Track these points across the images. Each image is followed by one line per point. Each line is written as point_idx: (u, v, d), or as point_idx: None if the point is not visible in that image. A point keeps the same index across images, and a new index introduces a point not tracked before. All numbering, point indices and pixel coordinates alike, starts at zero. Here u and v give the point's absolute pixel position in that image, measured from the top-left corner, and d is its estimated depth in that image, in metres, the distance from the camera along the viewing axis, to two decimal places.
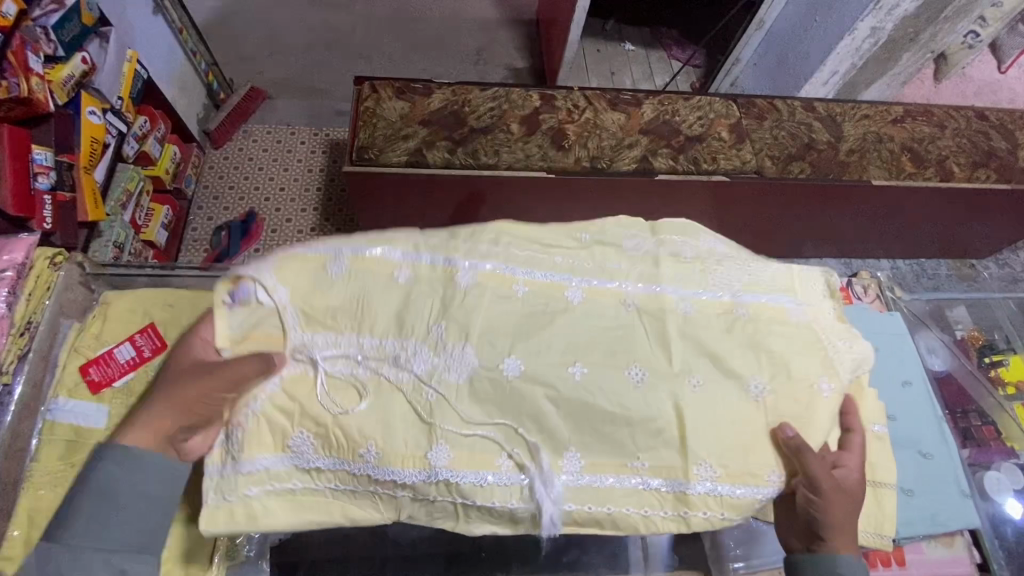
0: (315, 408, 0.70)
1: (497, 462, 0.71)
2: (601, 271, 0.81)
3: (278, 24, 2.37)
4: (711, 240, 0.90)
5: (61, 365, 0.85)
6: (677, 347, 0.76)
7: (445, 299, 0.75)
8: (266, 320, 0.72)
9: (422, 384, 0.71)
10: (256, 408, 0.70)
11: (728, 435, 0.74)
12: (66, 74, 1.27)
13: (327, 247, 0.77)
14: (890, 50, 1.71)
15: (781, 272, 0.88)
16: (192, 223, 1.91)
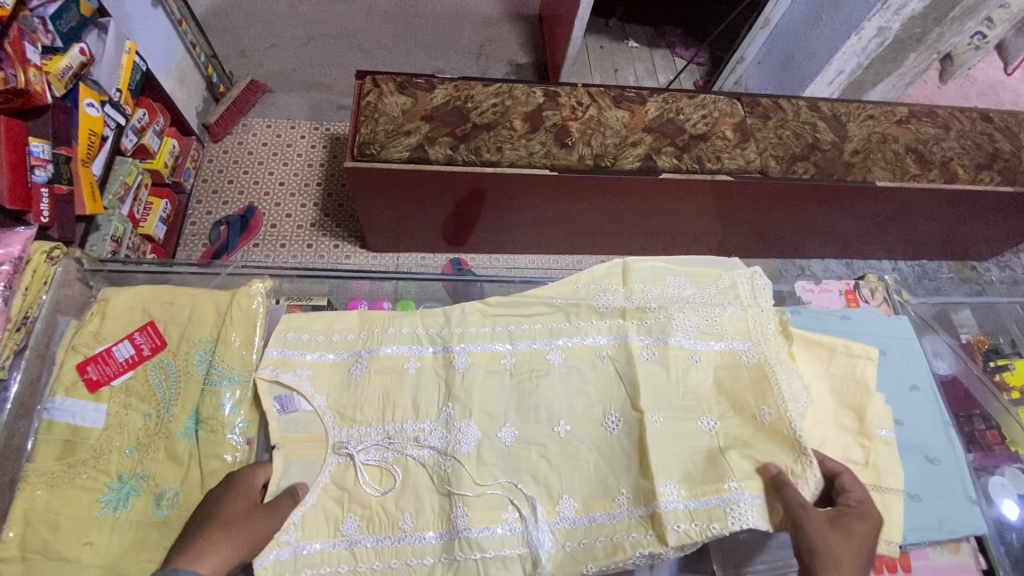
0: (362, 493, 0.74)
1: (505, 516, 0.73)
2: (575, 329, 0.86)
3: (278, 17, 2.35)
4: (677, 281, 0.91)
5: (57, 366, 0.73)
6: (643, 394, 0.79)
7: (450, 386, 0.81)
8: (297, 399, 0.78)
9: (438, 457, 0.76)
10: (313, 500, 0.73)
11: (705, 471, 0.74)
12: (64, 65, 1.26)
13: (345, 350, 0.83)
14: (897, 51, 1.69)
15: (760, 311, 0.88)
16: (191, 217, 1.89)
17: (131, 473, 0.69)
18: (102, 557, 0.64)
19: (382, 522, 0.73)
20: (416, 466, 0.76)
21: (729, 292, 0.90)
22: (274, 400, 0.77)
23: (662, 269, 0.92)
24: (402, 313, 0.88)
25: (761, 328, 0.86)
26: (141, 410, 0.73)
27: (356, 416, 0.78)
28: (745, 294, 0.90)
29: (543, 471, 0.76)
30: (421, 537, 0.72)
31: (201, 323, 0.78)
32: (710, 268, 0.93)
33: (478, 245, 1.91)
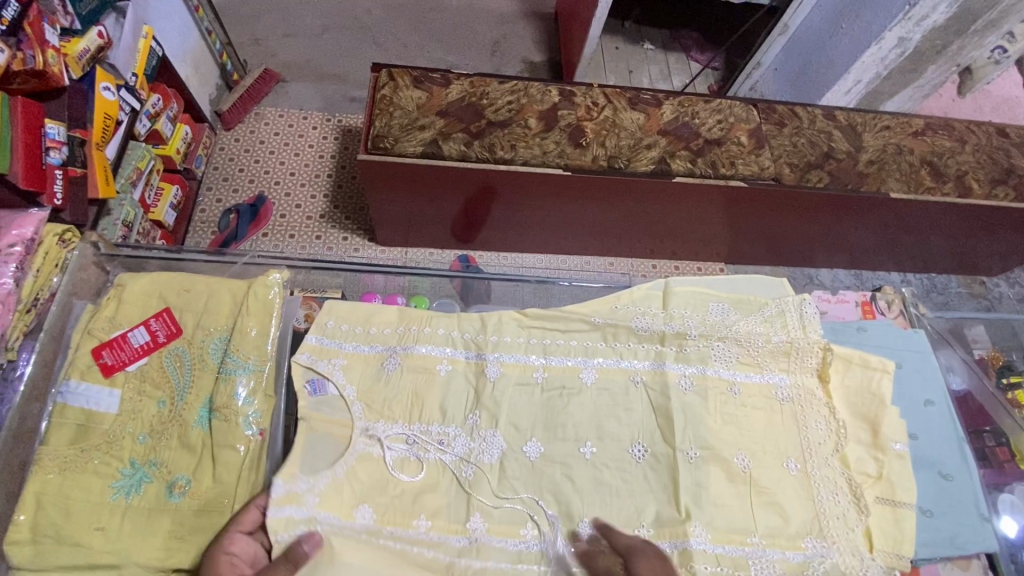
0: (382, 485, 0.75)
1: (524, 531, 0.74)
2: (611, 350, 0.88)
3: (294, 6, 2.34)
4: (720, 307, 0.91)
5: (72, 350, 0.73)
6: (678, 429, 0.82)
7: (479, 394, 0.82)
8: (326, 386, 0.79)
9: (461, 462, 0.78)
10: (341, 472, 0.74)
11: (739, 514, 0.77)
12: (83, 48, 1.26)
13: (380, 345, 0.84)
14: (916, 62, 1.68)
15: (807, 340, 0.88)
16: (200, 204, 1.89)
17: (144, 460, 0.69)
18: (113, 543, 0.63)
19: (400, 514, 0.73)
20: (438, 469, 0.77)
21: (774, 319, 0.90)
22: (306, 383, 0.79)
23: (705, 293, 0.91)
24: (436, 313, 0.88)
25: (800, 363, 0.88)
26: (155, 396, 0.72)
27: (383, 409, 0.79)
28: (792, 323, 0.90)
29: (566, 491, 0.77)
30: (438, 540, 0.72)
31: (217, 311, 0.77)
32: (755, 295, 0.93)
33: (487, 242, 1.91)
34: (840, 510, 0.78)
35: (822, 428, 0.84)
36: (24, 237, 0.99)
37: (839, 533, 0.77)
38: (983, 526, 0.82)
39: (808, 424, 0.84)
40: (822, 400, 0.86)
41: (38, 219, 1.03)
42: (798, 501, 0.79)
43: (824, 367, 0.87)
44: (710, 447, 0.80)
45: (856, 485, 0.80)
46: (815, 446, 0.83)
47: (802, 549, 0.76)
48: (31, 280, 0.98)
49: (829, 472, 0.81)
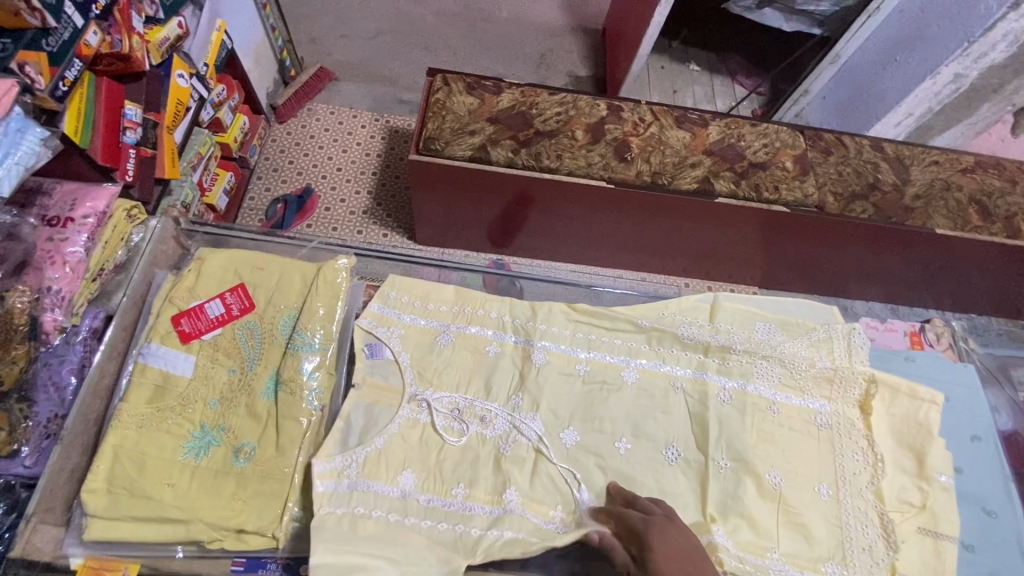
0: (422, 455, 0.78)
1: (554, 513, 0.76)
2: (655, 353, 0.89)
3: (351, 9, 2.43)
4: (766, 326, 0.92)
5: (152, 316, 0.78)
6: (713, 438, 0.82)
7: (523, 378, 0.85)
8: (382, 349, 0.84)
9: (500, 440, 0.80)
10: (380, 445, 0.77)
11: (764, 529, 0.77)
12: (163, 36, 1.32)
13: (435, 320, 0.88)
14: (970, 99, 1.67)
15: (851, 370, 0.88)
16: (251, 192, 1.96)
17: (213, 424, 0.72)
18: (180, 499, 0.67)
19: (439, 483, 0.76)
20: (477, 441, 0.80)
21: (821, 344, 0.91)
22: (365, 346, 0.83)
23: (752, 313, 0.94)
24: (489, 296, 0.92)
25: (843, 393, 0.86)
26: (226, 364, 0.76)
27: (432, 377, 0.83)
28: (839, 349, 0.91)
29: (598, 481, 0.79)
30: (471, 506, 0.74)
31: (288, 290, 0.81)
32: (802, 320, 0.94)
33: (522, 248, 1.94)
34: (864, 542, 0.77)
35: (858, 460, 0.82)
36: (97, 210, 1.04)
37: (861, 565, 0.75)
38: None
39: (847, 440, 0.84)
40: (863, 431, 0.84)
41: (109, 193, 1.08)
42: (824, 525, 0.78)
43: (866, 399, 0.86)
44: (742, 459, 0.81)
45: (888, 519, 0.78)
46: (849, 475, 0.81)
47: (821, 572, 0.75)
48: (99, 251, 1.03)
49: (860, 504, 0.79)
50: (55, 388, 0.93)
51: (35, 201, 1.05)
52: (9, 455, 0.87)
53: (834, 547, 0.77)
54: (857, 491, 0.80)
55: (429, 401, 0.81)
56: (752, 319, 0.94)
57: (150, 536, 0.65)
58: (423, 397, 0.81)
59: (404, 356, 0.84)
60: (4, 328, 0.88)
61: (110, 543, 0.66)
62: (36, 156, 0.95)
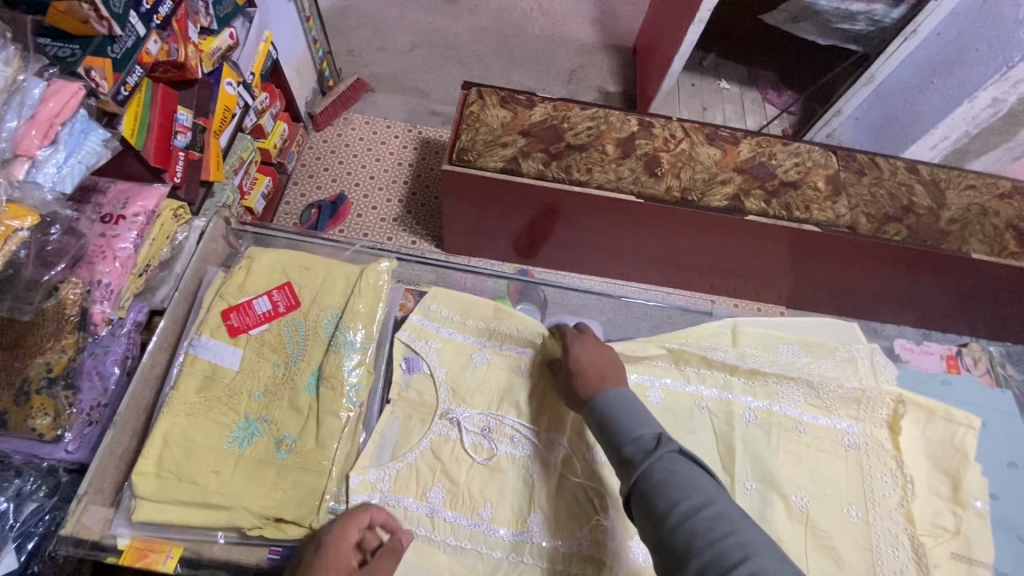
0: (454, 468, 0.79)
1: (576, 536, 0.76)
2: (681, 373, 0.89)
3: (389, 23, 2.50)
4: (789, 349, 0.92)
5: (203, 309, 0.81)
6: (738, 460, 0.82)
7: (551, 397, 0.85)
8: (420, 362, 0.86)
9: (528, 460, 0.81)
10: (411, 461, 0.79)
11: (792, 549, 0.76)
12: (216, 46, 1.39)
13: (474, 336, 0.90)
14: (1010, 124, 1.64)
15: (876, 388, 0.86)
16: (287, 197, 2.03)
17: (257, 415, 0.75)
18: (224, 486, 0.70)
19: (465, 502, 0.78)
20: (507, 461, 0.81)
21: (847, 364, 0.90)
22: (403, 359, 0.86)
23: (774, 336, 0.93)
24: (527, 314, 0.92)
25: (871, 413, 0.85)
26: (270, 359, 0.79)
27: (466, 393, 0.85)
28: (864, 369, 0.90)
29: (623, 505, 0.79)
30: (495, 529, 0.76)
31: (331, 290, 0.84)
32: (824, 339, 0.93)
33: (547, 260, 1.95)
34: (896, 565, 0.76)
35: (887, 481, 0.81)
36: (147, 209, 1.09)
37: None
38: None
39: (878, 466, 0.82)
40: (892, 452, 0.83)
41: (160, 193, 1.13)
42: (854, 549, 0.77)
43: (895, 420, 0.85)
44: (768, 480, 0.81)
45: (919, 542, 0.76)
46: (878, 497, 0.80)
47: None
48: (147, 248, 1.09)
49: (890, 527, 0.78)
50: (100, 377, 0.99)
51: (93, 199, 1.11)
52: (53, 439, 0.92)
53: (865, 568, 0.76)
54: (889, 514, 0.79)
55: (461, 417, 0.83)
56: (775, 342, 0.93)
57: (195, 521, 0.68)
58: (455, 414, 0.83)
59: (440, 370, 0.86)
60: (57, 317, 0.92)
61: (156, 525, 0.68)
62: (99, 156, 0.98)
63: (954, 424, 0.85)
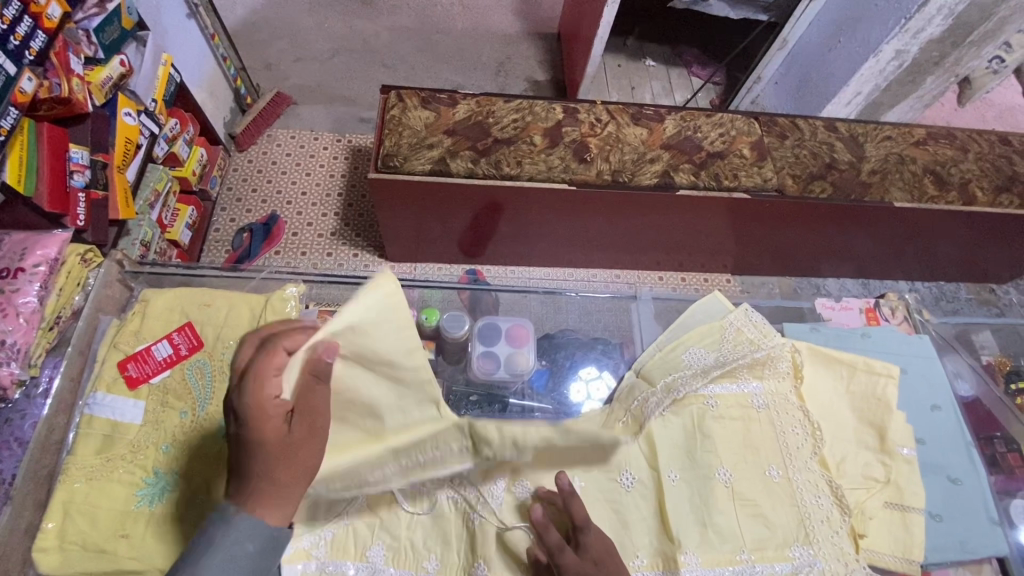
0: (393, 522, 0.79)
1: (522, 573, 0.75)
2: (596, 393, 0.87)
3: (305, 32, 2.42)
4: (694, 353, 0.90)
5: (98, 363, 0.77)
6: (660, 452, 0.81)
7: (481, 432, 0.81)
8: None
9: (468, 508, 0.79)
10: (346, 522, 0.78)
11: (726, 529, 0.77)
12: (105, 75, 1.30)
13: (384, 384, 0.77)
14: (915, 73, 1.71)
15: (775, 346, 0.90)
16: (215, 224, 1.94)
17: (167, 469, 0.70)
18: (136, 550, 0.65)
19: (408, 558, 0.77)
20: (448, 507, 0.79)
21: (741, 338, 0.91)
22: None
23: (674, 348, 0.91)
24: None
25: (773, 370, 0.88)
26: (177, 407, 0.74)
27: None
28: (753, 333, 0.91)
29: None
30: None
31: (236, 325, 0.80)
32: (711, 325, 0.93)
33: (493, 257, 1.94)
34: (825, 518, 0.77)
35: (799, 433, 0.84)
36: (48, 257, 1.01)
37: (824, 538, 0.76)
38: (992, 530, 0.82)
39: (790, 422, 0.85)
40: (796, 404, 0.86)
41: (61, 239, 1.05)
42: (782, 510, 0.78)
43: (795, 370, 0.89)
44: (691, 467, 0.81)
45: (837, 486, 0.79)
46: (793, 450, 0.82)
47: (789, 559, 0.75)
48: (54, 299, 0.99)
49: (809, 477, 0.80)
50: (18, 445, 0.84)
51: None
52: None
53: (798, 529, 0.77)
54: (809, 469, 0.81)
55: None
56: (677, 349, 0.91)
57: None
58: None
59: None
60: None
61: None
62: None
63: (871, 375, 0.89)
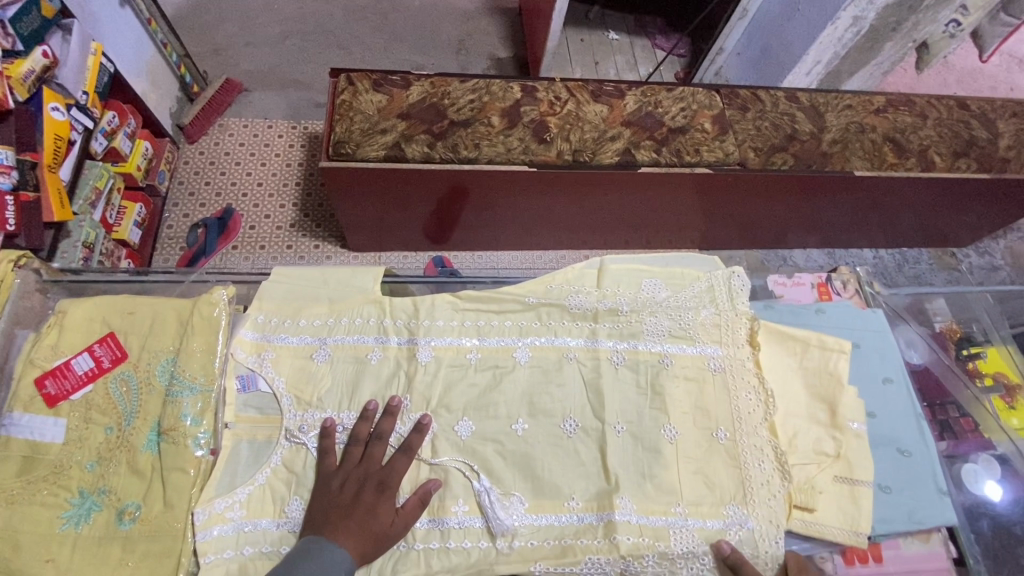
0: (308, 476, 0.73)
1: (454, 509, 0.73)
2: (545, 328, 0.85)
3: (253, 13, 2.30)
4: (653, 283, 0.91)
5: (14, 381, 0.72)
6: (608, 405, 0.80)
7: (414, 380, 0.79)
8: (255, 373, 0.78)
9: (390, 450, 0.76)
10: (262, 481, 0.72)
11: (669, 479, 0.77)
12: (27, 68, 1.21)
13: (310, 335, 0.82)
14: (873, 40, 1.71)
15: (734, 313, 0.89)
16: (168, 220, 1.86)
17: (92, 488, 0.68)
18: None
19: None
20: None
21: (704, 294, 0.91)
22: (235, 378, 0.78)
23: (639, 270, 0.92)
24: (358, 303, 0.85)
25: (732, 336, 0.87)
26: (102, 423, 0.71)
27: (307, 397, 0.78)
28: (721, 297, 0.90)
29: (497, 467, 0.76)
30: None
31: (162, 332, 0.76)
32: (687, 270, 0.93)
33: (459, 243, 1.90)
34: (764, 479, 0.78)
35: (752, 398, 0.83)
36: None
37: (761, 501, 0.77)
38: (941, 499, 0.83)
39: (739, 388, 0.84)
40: (753, 369, 0.85)
41: None
42: (725, 471, 0.79)
43: (753, 336, 0.87)
44: (638, 421, 0.80)
45: (782, 451, 0.80)
46: (744, 415, 0.82)
47: (722, 517, 0.76)
48: None
49: (755, 442, 0.81)
50: None
51: None
52: None
53: (736, 488, 0.78)
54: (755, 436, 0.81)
55: (292, 422, 0.76)
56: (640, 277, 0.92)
57: None
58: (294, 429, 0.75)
59: (280, 380, 0.78)
60: None
61: None
62: None
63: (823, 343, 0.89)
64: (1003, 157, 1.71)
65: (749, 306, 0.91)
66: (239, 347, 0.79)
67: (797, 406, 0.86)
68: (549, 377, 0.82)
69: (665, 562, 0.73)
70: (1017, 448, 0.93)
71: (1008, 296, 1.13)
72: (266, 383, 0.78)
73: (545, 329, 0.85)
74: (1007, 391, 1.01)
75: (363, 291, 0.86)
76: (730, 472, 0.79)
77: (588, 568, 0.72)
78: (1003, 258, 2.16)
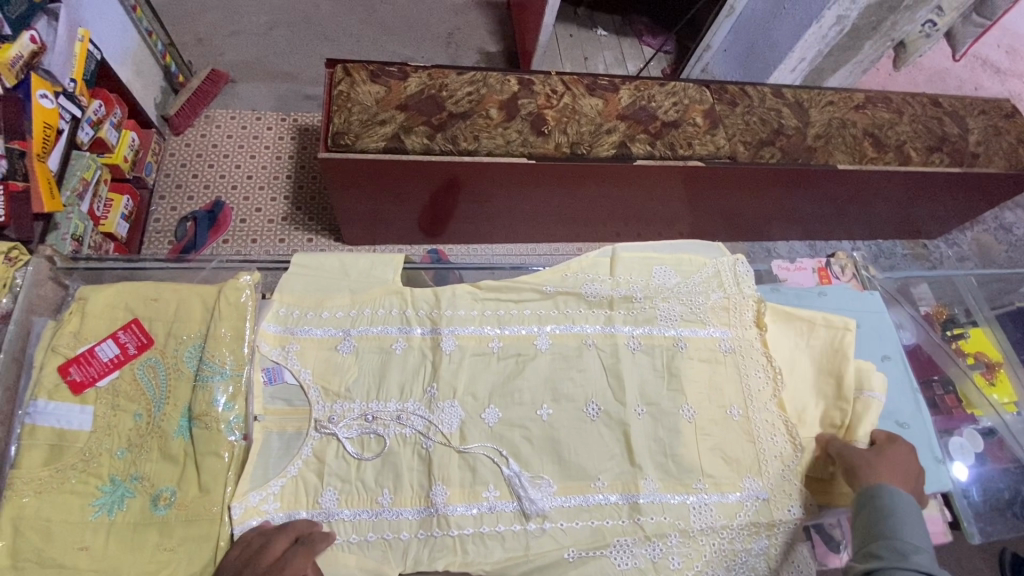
0: (340, 467, 0.74)
1: (486, 494, 0.75)
2: (562, 316, 0.88)
3: (237, 2, 2.25)
4: (663, 271, 0.94)
5: (36, 369, 0.70)
6: (627, 389, 0.83)
7: (439, 368, 0.81)
8: (281, 367, 0.79)
9: (420, 436, 0.77)
10: (294, 473, 0.73)
11: (687, 458, 0.80)
12: (15, 53, 1.17)
13: (334, 327, 0.82)
14: (854, 38, 1.78)
15: (742, 296, 0.93)
16: (155, 214, 1.82)
17: (124, 475, 0.68)
18: (99, 562, 0.64)
19: (361, 497, 0.73)
20: (397, 443, 0.76)
21: (712, 280, 0.95)
22: (261, 370, 0.78)
23: (649, 258, 0.95)
24: (378, 294, 0.85)
25: (739, 318, 0.91)
26: (130, 409, 0.72)
27: (333, 390, 0.78)
28: (728, 281, 0.94)
29: (525, 452, 0.78)
30: (398, 512, 0.73)
31: (188, 318, 0.76)
32: (694, 257, 0.97)
33: (453, 236, 1.90)
34: (777, 451, 0.83)
35: (761, 376, 0.88)
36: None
37: (774, 473, 0.82)
38: (938, 469, 0.89)
39: (750, 368, 0.88)
40: (763, 346, 0.90)
41: None
42: (738, 444, 0.83)
43: (760, 318, 0.92)
44: (657, 404, 0.83)
45: (792, 425, 0.85)
46: (755, 392, 0.87)
47: (740, 490, 0.80)
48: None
49: (767, 417, 0.85)
50: None
51: None
52: None
53: (752, 462, 0.82)
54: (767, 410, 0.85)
55: (319, 414, 0.76)
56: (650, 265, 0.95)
57: None
58: (325, 422, 0.76)
59: (305, 372, 0.79)
60: None
61: None
62: None
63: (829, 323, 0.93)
64: (974, 152, 1.80)
65: (756, 288, 0.96)
66: (263, 340, 0.79)
67: (807, 389, 0.91)
68: (569, 363, 0.84)
69: (685, 539, 0.77)
70: (1003, 421, 1.00)
71: (984, 281, 1.20)
72: (291, 373, 0.79)
73: (564, 319, 0.88)
74: (987, 368, 1.08)
75: (382, 282, 0.87)
76: (746, 444, 0.83)
77: (616, 549, 0.75)
78: (970, 249, 2.27)
